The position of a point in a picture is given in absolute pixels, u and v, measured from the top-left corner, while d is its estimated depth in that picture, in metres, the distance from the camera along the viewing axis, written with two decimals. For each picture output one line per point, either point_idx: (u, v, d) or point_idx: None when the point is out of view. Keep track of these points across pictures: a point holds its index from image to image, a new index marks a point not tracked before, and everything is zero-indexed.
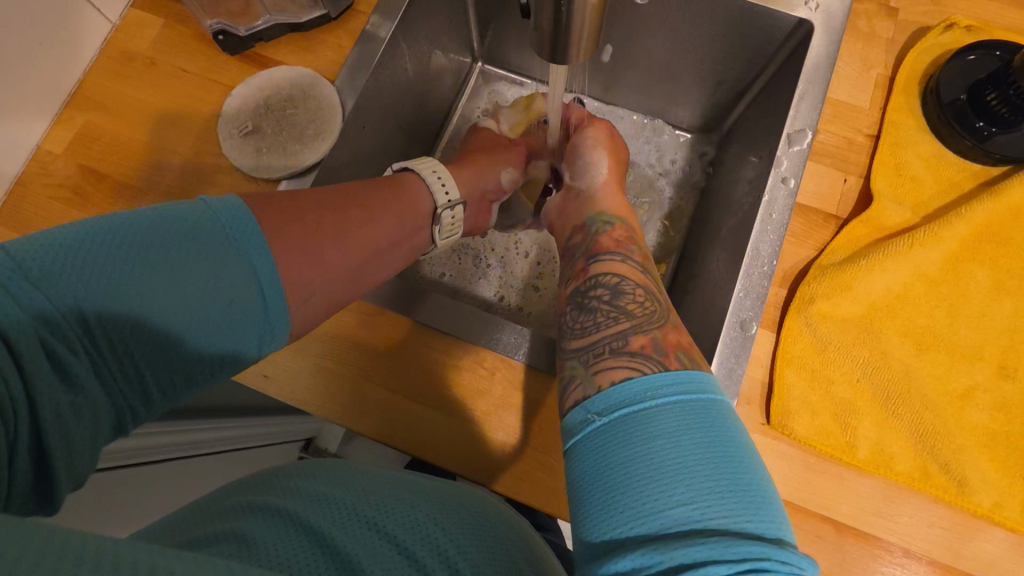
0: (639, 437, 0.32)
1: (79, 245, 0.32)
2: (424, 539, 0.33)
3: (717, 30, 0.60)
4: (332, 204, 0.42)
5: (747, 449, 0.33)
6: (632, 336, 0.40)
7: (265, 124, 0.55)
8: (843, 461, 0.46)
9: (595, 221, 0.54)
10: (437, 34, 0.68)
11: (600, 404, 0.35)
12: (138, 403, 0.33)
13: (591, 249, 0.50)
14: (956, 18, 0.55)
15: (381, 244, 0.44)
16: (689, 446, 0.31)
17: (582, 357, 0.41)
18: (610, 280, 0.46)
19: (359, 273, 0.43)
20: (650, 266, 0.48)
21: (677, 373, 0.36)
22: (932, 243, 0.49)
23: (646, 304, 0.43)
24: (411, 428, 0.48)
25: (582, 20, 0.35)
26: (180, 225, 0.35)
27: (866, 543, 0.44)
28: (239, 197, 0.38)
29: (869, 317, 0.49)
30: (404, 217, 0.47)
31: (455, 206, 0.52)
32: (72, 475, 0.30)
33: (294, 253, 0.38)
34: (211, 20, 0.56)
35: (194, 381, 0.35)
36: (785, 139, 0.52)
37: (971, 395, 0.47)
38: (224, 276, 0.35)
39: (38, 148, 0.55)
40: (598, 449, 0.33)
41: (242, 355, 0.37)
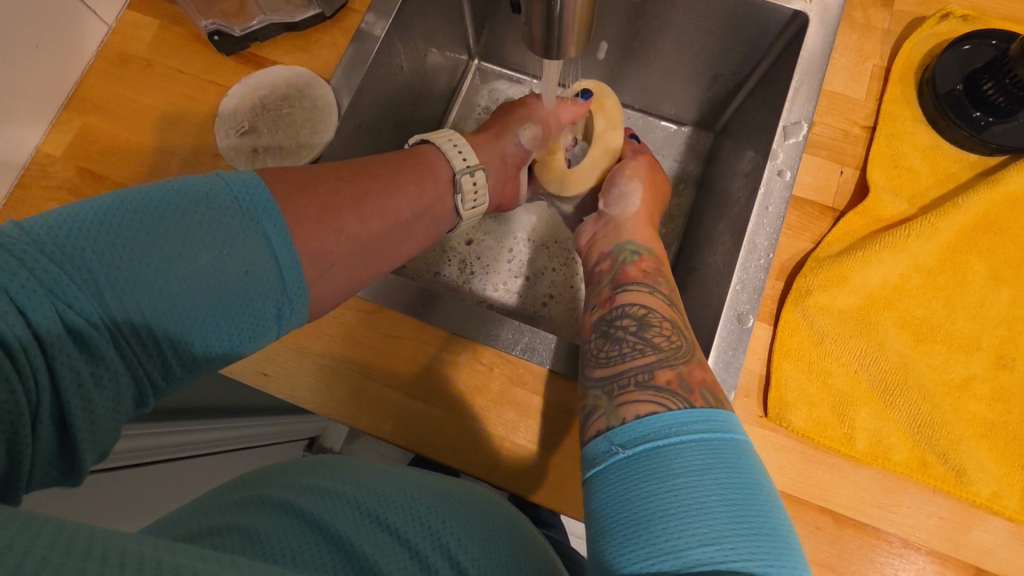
0: (665, 475, 0.33)
1: (98, 219, 0.32)
2: (426, 533, 0.34)
3: (712, 23, 0.60)
4: (347, 177, 0.42)
5: (767, 489, 0.34)
6: (658, 371, 0.41)
7: (262, 125, 0.56)
8: (841, 452, 0.46)
9: (622, 250, 0.54)
10: (432, 32, 0.68)
11: (622, 436, 0.36)
12: (159, 377, 0.33)
13: (619, 279, 0.51)
14: (951, 8, 0.54)
15: (399, 216, 0.45)
16: (713, 487, 0.32)
17: (605, 387, 0.42)
18: (637, 310, 0.46)
19: (378, 245, 0.43)
20: (677, 299, 0.48)
21: (703, 412, 0.36)
22: (929, 234, 0.49)
23: (672, 338, 0.43)
24: (409, 424, 0.49)
25: (574, 14, 0.35)
26: (197, 198, 0.35)
27: (864, 534, 0.44)
28: (252, 172, 0.39)
29: (867, 308, 0.49)
30: (422, 188, 0.47)
31: (475, 171, 0.51)
32: (97, 444, 0.31)
33: (308, 222, 0.38)
34: (207, 20, 0.56)
35: (216, 354, 0.35)
36: (781, 132, 0.52)
37: (969, 385, 0.47)
38: (241, 250, 0.35)
39: (37, 150, 0.56)
40: (621, 481, 0.34)
41: (261, 328, 0.37)
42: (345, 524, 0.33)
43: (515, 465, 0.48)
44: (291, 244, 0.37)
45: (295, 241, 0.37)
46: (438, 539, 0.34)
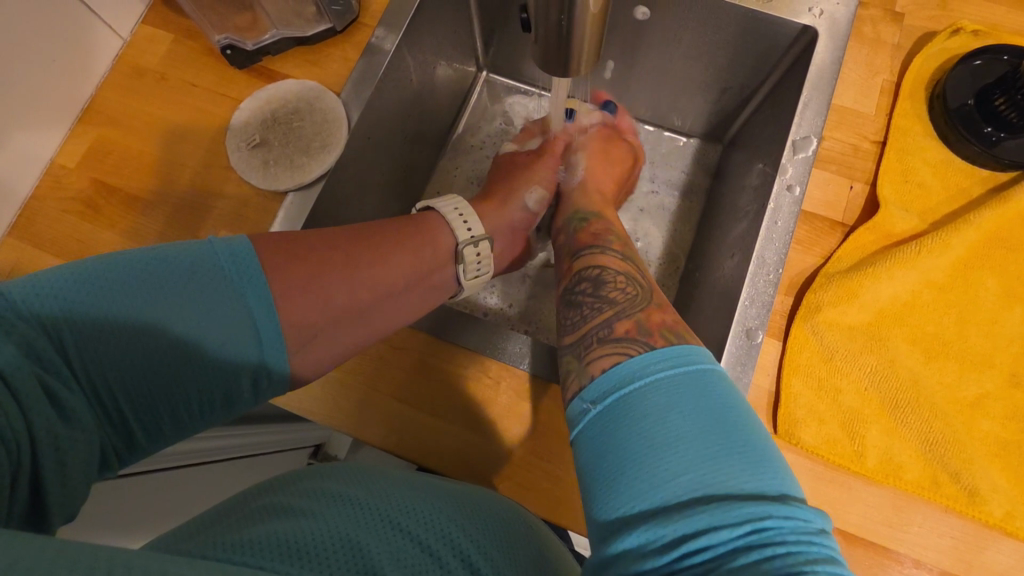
0: (633, 418, 0.32)
1: (78, 291, 0.33)
2: (445, 539, 0.35)
3: (720, 37, 0.61)
4: (342, 244, 0.42)
5: (743, 412, 0.33)
6: (616, 323, 0.41)
7: (273, 137, 0.56)
8: (852, 470, 0.45)
9: (573, 220, 0.59)
10: (442, 45, 0.69)
11: (593, 393, 0.35)
12: (123, 444, 0.34)
13: (575, 249, 0.53)
14: (961, 23, 0.54)
15: (396, 286, 0.44)
16: (681, 420, 0.31)
17: (575, 350, 0.41)
18: (595, 272, 0.47)
19: (370, 312, 0.43)
20: (633, 256, 0.50)
21: (670, 350, 0.36)
22: (940, 250, 0.48)
23: (627, 290, 0.44)
24: (418, 438, 0.49)
25: (582, 33, 0.35)
26: (180, 269, 0.36)
27: (875, 553, 0.44)
28: (248, 238, 0.39)
29: (877, 324, 0.49)
30: (420, 256, 0.47)
31: (479, 242, 0.51)
32: (67, 508, 0.30)
33: (296, 290, 0.38)
34: (220, 35, 0.57)
35: (183, 425, 0.36)
36: (790, 147, 0.52)
37: (981, 403, 0.47)
38: (221, 317, 0.36)
39: (52, 161, 0.57)
40: (592, 437, 0.33)
41: (235, 399, 0.37)
42: (359, 526, 0.33)
43: (521, 480, 0.48)
44: (273, 312, 0.37)
45: (276, 300, 0.38)
46: (451, 541, 0.35)
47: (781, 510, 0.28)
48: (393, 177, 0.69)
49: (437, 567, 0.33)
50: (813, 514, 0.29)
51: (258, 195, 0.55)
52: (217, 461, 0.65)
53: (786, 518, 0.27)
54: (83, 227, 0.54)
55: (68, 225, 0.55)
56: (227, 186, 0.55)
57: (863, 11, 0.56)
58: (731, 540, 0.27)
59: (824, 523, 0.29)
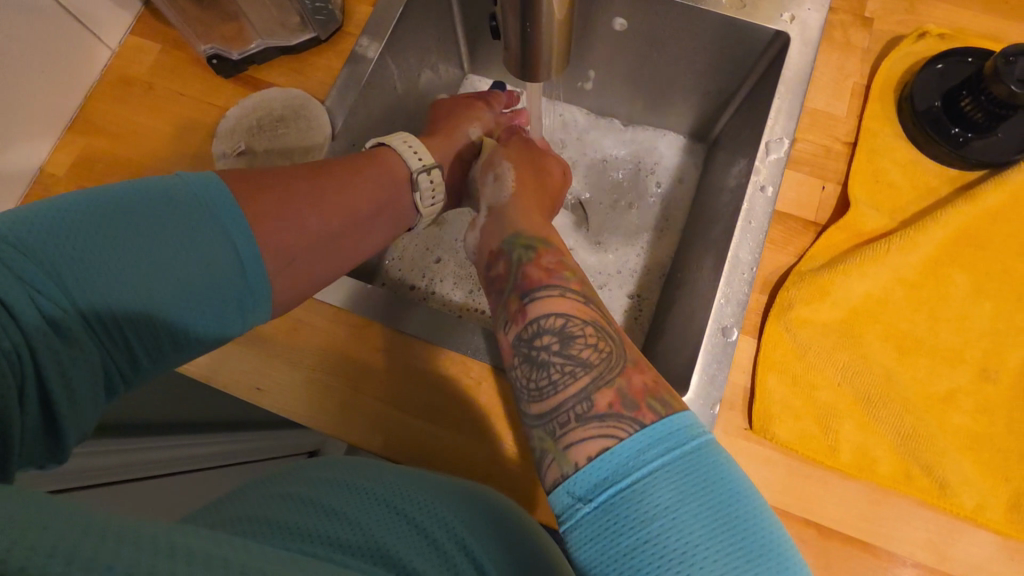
0: (639, 521, 0.33)
1: (69, 220, 0.35)
2: (438, 521, 0.36)
3: (698, 41, 0.62)
4: (301, 175, 0.45)
5: (738, 482, 0.35)
6: (596, 395, 0.39)
7: (258, 144, 0.57)
8: (827, 464, 0.46)
9: (514, 245, 0.52)
10: (427, 52, 0.70)
11: (583, 486, 0.35)
12: (127, 368, 0.37)
13: (522, 282, 0.49)
14: (928, 27, 0.56)
15: (358, 212, 0.47)
16: (691, 519, 0.33)
17: (521, 354, 0.44)
18: (556, 324, 0.43)
19: (333, 242, 0.45)
20: (593, 298, 0.46)
21: (659, 426, 0.36)
22: (909, 247, 0.49)
23: (601, 347, 0.41)
24: (400, 438, 0.50)
25: (548, 40, 0.36)
26: (158, 198, 0.38)
27: (851, 547, 0.44)
28: (215, 171, 0.41)
29: (850, 321, 0.50)
30: (382, 186, 0.49)
31: (431, 171, 0.53)
32: (76, 416, 0.34)
33: (267, 219, 0.41)
34: (206, 45, 0.59)
35: (182, 346, 0.39)
36: (763, 148, 0.53)
37: (953, 398, 0.47)
38: (201, 241, 0.38)
39: (40, 170, 0.57)
40: (595, 536, 0.34)
41: (225, 328, 0.40)
42: (360, 513, 0.34)
43: (502, 478, 0.48)
44: (251, 238, 0.40)
45: (254, 231, 0.40)
46: (450, 528, 0.36)
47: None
48: None
49: (438, 558, 0.34)
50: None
51: None
52: (205, 464, 0.65)
53: None
54: None
55: None
56: None
57: (834, 16, 0.58)
58: None
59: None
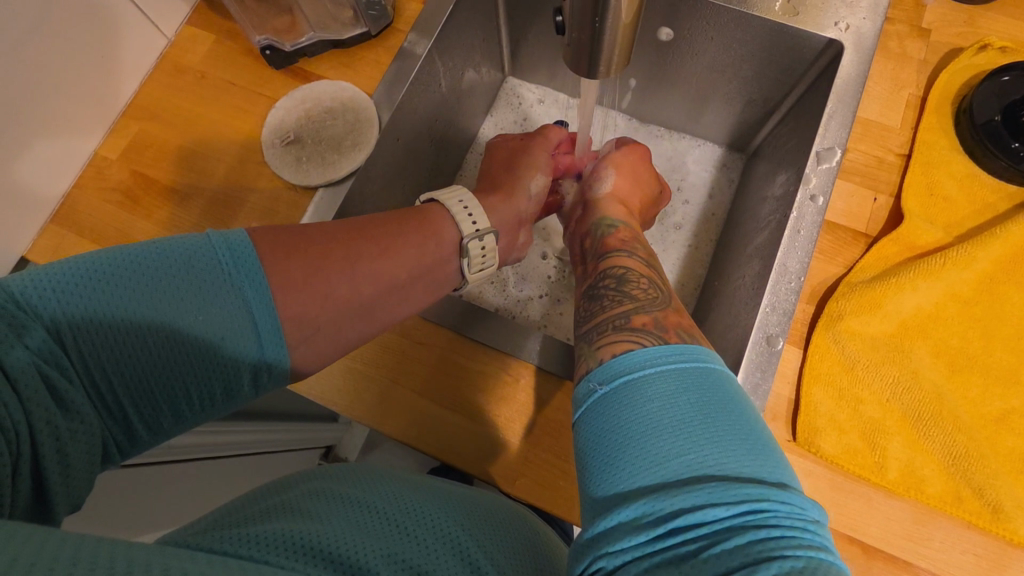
0: (638, 400, 0.32)
1: (80, 281, 0.33)
2: (454, 548, 0.35)
3: (747, 49, 0.61)
4: (344, 238, 0.42)
5: (743, 403, 0.33)
6: (634, 316, 0.42)
7: (306, 135, 0.58)
8: (872, 481, 0.45)
9: (601, 224, 0.58)
10: (472, 52, 0.70)
11: (601, 374, 0.36)
12: (125, 438, 0.35)
13: (601, 250, 0.54)
14: (988, 40, 0.55)
15: (400, 278, 0.44)
16: (688, 404, 0.31)
17: (586, 337, 0.43)
18: (619, 271, 0.49)
19: (370, 310, 0.43)
20: (654, 262, 0.51)
21: (676, 346, 0.36)
22: (965, 263, 0.48)
23: (649, 291, 0.46)
24: (437, 432, 0.49)
25: (615, 37, 0.36)
26: (172, 260, 0.36)
27: (894, 567, 0.43)
28: (244, 230, 0.39)
29: (900, 335, 0.49)
30: (424, 253, 0.46)
31: (484, 236, 0.50)
32: (71, 501, 0.31)
33: (293, 287, 0.38)
34: (259, 36, 0.60)
35: (183, 416, 0.37)
36: (814, 157, 0.52)
37: (1007, 419, 0.46)
38: (215, 306, 0.36)
39: (94, 153, 0.59)
40: (598, 414, 0.33)
41: (235, 388, 0.37)
42: (361, 526, 0.34)
43: (536, 480, 0.48)
44: (271, 306, 0.37)
45: (276, 295, 0.38)
46: (453, 540, 0.36)
47: (782, 493, 0.27)
48: (418, 178, 0.70)
49: (439, 561, 0.34)
50: (810, 504, 0.29)
51: (289, 190, 0.57)
52: (230, 452, 0.66)
53: (782, 502, 0.27)
54: (121, 215, 0.57)
55: (106, 213, 0.57)
56: (261, 180, 0.57)
57: (890, 27, 0.57)
58: (727, 518, 0.27)
59: (819, 515, 0.29)
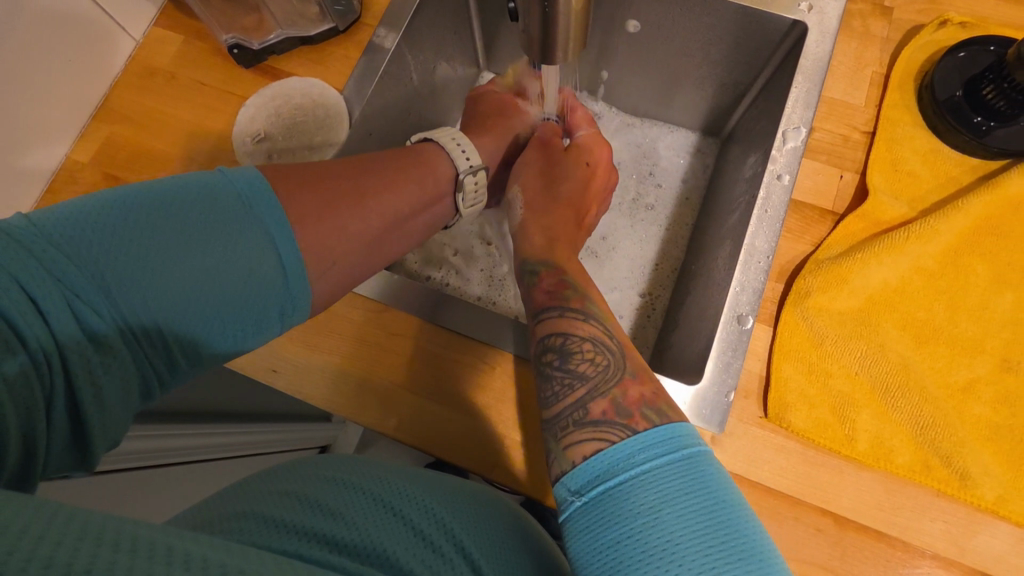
0: (624, 516, 0.32)
1: (109, 217, 0.34)
2: (445, 531, 0.36)
3: (715, 33, 0.62)
4: (349, 173, 0.43)
5: (730, 498, 0.33)
6: (592, 403, 0.40)
7: (276, 133, 0.58)
8: (842, 453, 0.46)
9: (527, 272, 0.53)
10: (443, 46, 0.71)
11: (577, 481, 0.36)
12: (165, 369, 0.35)
13: (532, 308, 0.50)
14: (949, 15, 0.55)
15: (403, 214, 0.46)
16: (675, 518, 0.32)
17: (550, 431, 0.41)
18: (557, 341, 0.45)
19: (377, 245, 0.44)
20: (593, 309, 0.47)
21: (648, 435, 0.36)
22: (928, 236, 0.49)
23: (598, 361, 0.43)
24: (415, 422, 0.50)
25: (568, 20, 0.36)
26: (197, 195, 0.36)
27: (867, 536, 0.44)
28: (257, 169, 0.39)
29: (867, 310, 0.49)
30: (423, 187, 0.48)
31: (478, 172, 0.53)
32: (108, 429, 0.32)
33: (311, 221, 0.39)
34: (227, 34, 0.60)
35: (217, 350, 0.37)
36: (780, 136, 0.53)
37: (972, 388, 0.47)
38: (240, 241, 0.36)
39: (67, 157, 0.59)
40: (582, 531, 0.34)
41: (265, 321, 0.38)
42: (363, 514, 0.35)
43: (515, 465, 0.48)
44: (294, 244, 0.38)
45: (297, 234, 0.38)
46: (448, 530, 0.36)
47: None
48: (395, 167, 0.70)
49: (438, 556, 0.34)
50: None
51: None
52: (219, 455, 0.66)
53: None
54: None
55: None
56: None
57: (853, 6, 0.57)
58: None
59: None
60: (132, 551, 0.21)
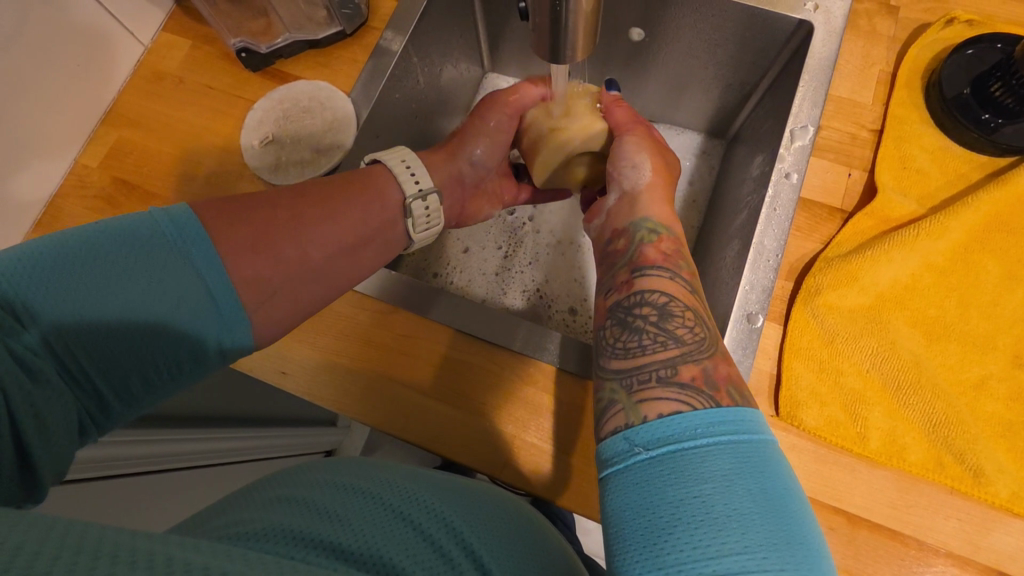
0: (693, 478, 0.31)
1: (35, 263, 0.33)
2: (447, 530, 0.36)
3: (720, 34, 0.62)
4: (289, 203, 0.42)
5: (792, 491, 0.32)
6: (682, 366, 0.39)
7: (284, 135, 0.58)
8: (854, 451, 0.45)
9: (640, 225, 0.51)
10: (449, 49, 0.71)
11: (644, 436, 0.35)
12: (98, 409, 0.35)
13: (637, 262, 0.48)
14: (956, 13, 0.55)
15: (347, 242, 0.44)
16: (744, 494, 0.30)
17: (624, 380, 0.40)
18: (658, 299, 0.44)
19: (323, 273, 0.43)
20: (697, 285, 0.46)
21: (725, 411, 0.34)
22: (938, 233, 0.49)
23: (696, 330, 0.42)
24: (424, 423, 0.50)
25: (578, 18, 0.36)
26: (122, 234, 0.36)
27: (881, 535, 0.44)
28: (186, 204, 0.39)
29: (877, 307, 0.49)
30: (367, 215, 0.46)
31: (428, 196, 0.50)
32: (56, 466, 0.32)
33: (246, 253, 0.39)
34: (235, 39, 0.60)
35: (153, 387, 0.37)
36: (787, 135, 0.53)
37: (985, 385, 0.46)
38: (170, 277, 0.36)
39: (74, 162, 0.59)
40: (642, 483, 0.32)
41: (202, 354, 0.38)
42: (364, 518, 0.34)
43: (524, 466, 0.48)
44: (225, 277, 0.38)
45: (225, 262, 0.38)
46: (455, 533, 0.36)
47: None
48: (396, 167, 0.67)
49: (443, 560, 0.34)
50: None
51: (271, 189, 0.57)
52: (224, 458, 0.66)
53: None
54: None
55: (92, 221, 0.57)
56: (241, 181, 0.58)
57: (859, 5, 0.57)
58: None
59: None
60: (130, 562, 0.21)
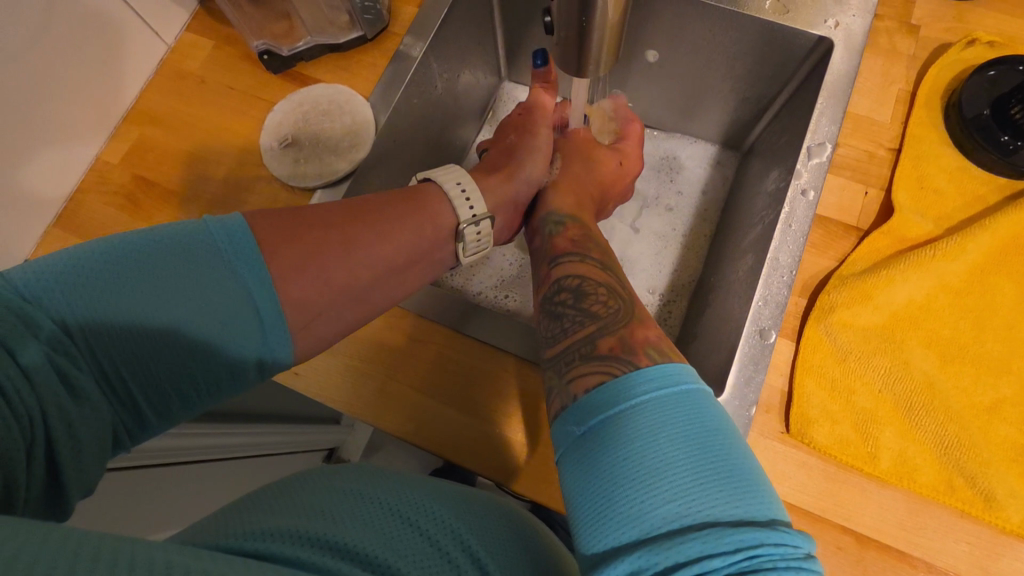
0: (620, 441, 0.31)
1: (78, 269, 0.34)
2: (453, 536, 0.36)
3: (738, 48, 0.62)
4: (340, 222, 0.42)
5: (723, 429, 0.32)
6: (600, 340, 0.41)
7: (303, 137, 0.59)
8: (865, 471, 0.45)
9: (550, 222, 0.58)
10: (467, 54, 0.71)
11: (578, 414, 0.35)
12: (133, 422, 0.36)
13: (552, 254, 0.53)
14: (977, 34, 0.55)
15: (397, 261, 0.44)
16: (672, 442, 0.31)
17: (556, 365, 0.42)
18: (573, 282, 0.48)
19: (365, 294, 0.43)
20: (609, 263, 0.50)
21: (651, 369, 0.35)
22: (954, 254, 0.49)
23: (610, 304, 0.44)
24: (432, 427, 0.50)
25: (602, 35, 0.37)
26: (175, 246, 0.36)
27: (889, 556, 0.43)
28: (241, 214, 0.39)
29: (891, 327, 0.49)
30: (420, 235, 0.46)
31: (481, 221, 0.50)
32: (85, 481, 0.33)
33: (294, 275, 0.38)
34: (258, 41, 0.61)
35: (191, 401, 0.37)
36: (805, 152, 0.53)
37: (999, 408, 0.46)
38: (218, 295, 0.36)
39: (96, 158, 0.60)
40: (580, 459, 0.32)
41: (242, 371, 0.38)
42: (369, 526, 0.35)
43: (532, 474, 0.48)
44: (271, 291, 0.37)
45: (275, 280, 0.38)
46: (459, 538, 0.36)
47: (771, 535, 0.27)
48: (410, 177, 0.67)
49: (447, 564, 0.34)
50: (800, 536, 0.29)
51: (287, 189, 0.58)
52: (231, 455, 0.66)
53: (775, 545, 0.27)
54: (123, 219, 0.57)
55: (111, 216, 0.58)
56: (259, 182, 0.58)
57: (879, 24, 0.57)
58: (722, 568, 0.27)
59: (811, 547, 0.29)
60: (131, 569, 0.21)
